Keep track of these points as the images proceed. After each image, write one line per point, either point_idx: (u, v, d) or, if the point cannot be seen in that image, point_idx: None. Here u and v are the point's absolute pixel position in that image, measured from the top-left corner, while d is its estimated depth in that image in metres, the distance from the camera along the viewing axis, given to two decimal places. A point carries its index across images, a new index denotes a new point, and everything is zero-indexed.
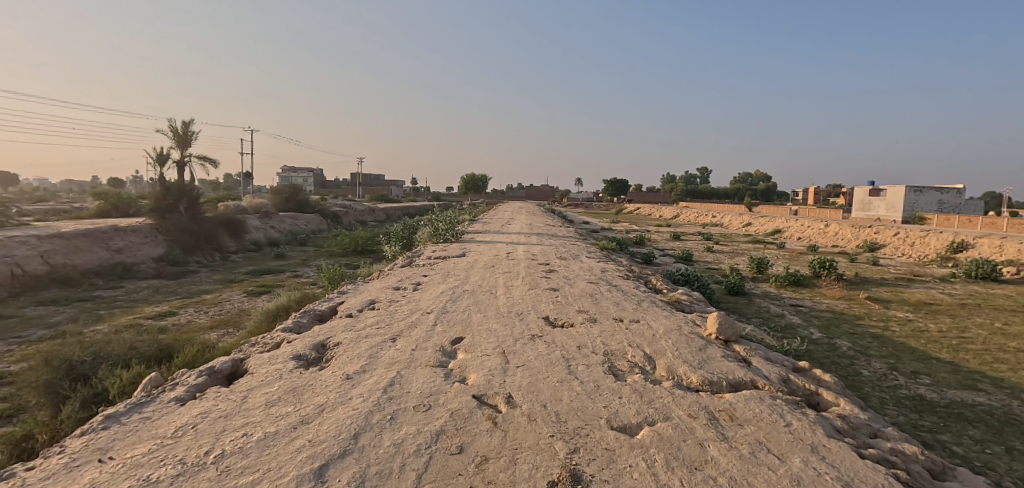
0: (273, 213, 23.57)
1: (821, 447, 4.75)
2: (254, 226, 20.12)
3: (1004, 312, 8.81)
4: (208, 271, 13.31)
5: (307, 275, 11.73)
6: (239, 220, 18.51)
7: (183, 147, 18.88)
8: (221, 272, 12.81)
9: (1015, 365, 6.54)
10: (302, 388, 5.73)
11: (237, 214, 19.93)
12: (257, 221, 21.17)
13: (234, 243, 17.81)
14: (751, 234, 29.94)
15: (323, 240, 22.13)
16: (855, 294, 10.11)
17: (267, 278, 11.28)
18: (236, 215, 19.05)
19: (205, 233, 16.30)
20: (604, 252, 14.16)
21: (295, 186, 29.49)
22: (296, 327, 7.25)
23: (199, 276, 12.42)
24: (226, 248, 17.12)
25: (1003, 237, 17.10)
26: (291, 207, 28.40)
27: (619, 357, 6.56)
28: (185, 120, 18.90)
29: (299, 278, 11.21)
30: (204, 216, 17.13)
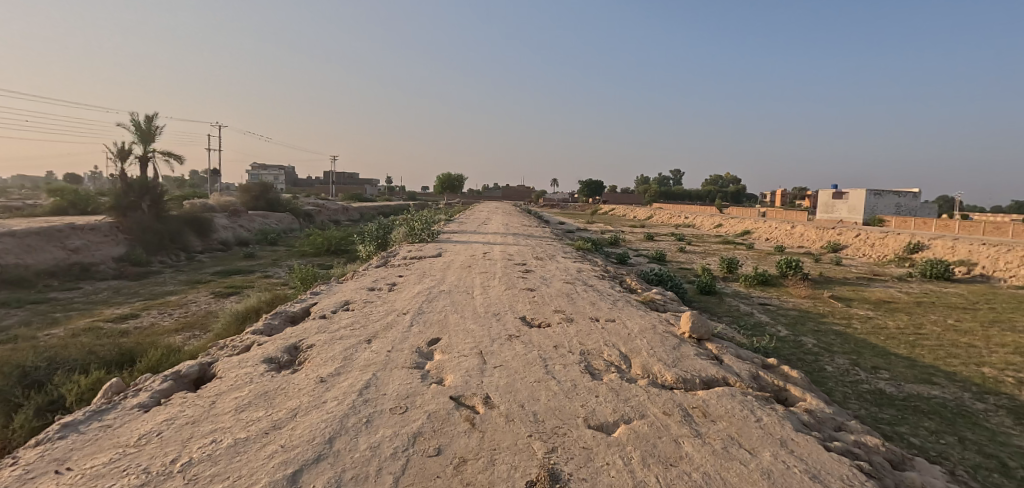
0: (241, 211, 22.82)
1: (790, 441, 4.93)
2: (222, 225, 19.44)
3: (956, 309, 9.34)
4: (173, 272, 12.80)
5: (278, 276, 11.40)
6: (205, 219, 17.85)
7: (147, 143, 18.10)
8: (186, 273, 12.33)
9: (966, 359, 6.94)
10: (274, 392, 5.58)
11: (203, 212, 19.21)
12: (224, 219, 20.48)
13: (200, 242, 17.16)
14: (722, 235, 30.80)
15: (294, 239, 21.57)
16: (820, 292, 10.52)
17: (236, 278, 10.91)
18: (201, 213, 18.36)
19: (169, 232, 15.65)
20: (579, 252, 14.28)
21: (265, 184, 28.70)
22: (267, 329, 7.04)
23: (163, 277, 11.91)
24: (192, 247, 16.48)
25: (955, 238, 18.12)
26: (260, 206, 27.55)
27: (594, 356, 6.64)
28: (148, 115, 18.13)
29: (270, 279, 10.90)
30: (167, 214, 16.46)
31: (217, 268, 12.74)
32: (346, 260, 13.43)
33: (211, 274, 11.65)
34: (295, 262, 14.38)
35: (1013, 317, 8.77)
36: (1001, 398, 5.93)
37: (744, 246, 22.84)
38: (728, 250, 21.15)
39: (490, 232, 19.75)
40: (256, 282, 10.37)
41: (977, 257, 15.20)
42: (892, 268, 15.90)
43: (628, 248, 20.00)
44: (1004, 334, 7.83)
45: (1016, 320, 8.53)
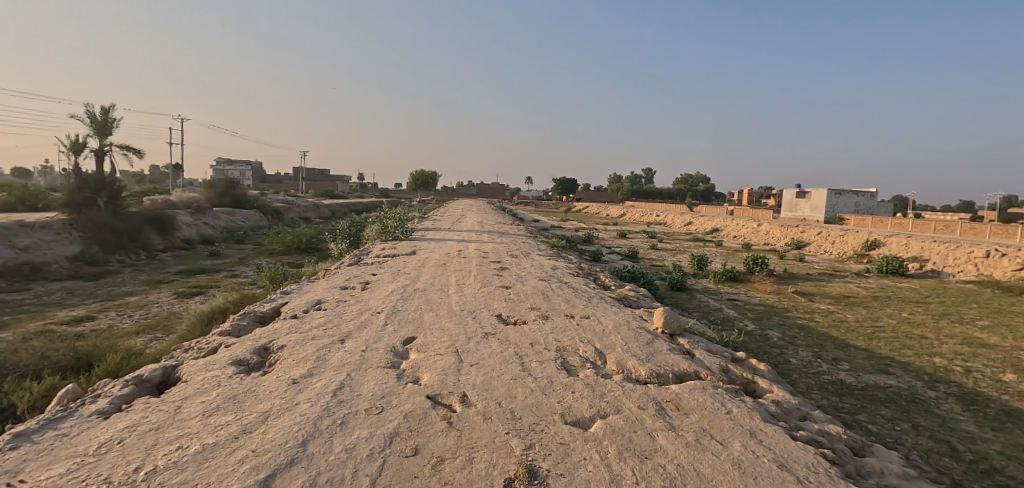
0: (206, 208, 21.92)
1: (759, 431, 5.12)
2: (184, 222, 18.67)
3: (910, 303, 9.88)
4: (132, 271, 12.23)
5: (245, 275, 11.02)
6: (167, 216, 17.07)
7: (103, 136, 17.17)
8: (146, 272, 11.78)
9: (920, 350, 7.36)
10: (243, 395, 5.41)
11: (164, 209, 18.38)
12: (187, 216, 19.68)
13: (162, 240, 16.42)
14: (691, 233, 31.63)
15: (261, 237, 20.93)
16: (784, 288, 10.95)
17: (200, 278, 10.50)
18: (162, 209, 17.55)
19: (129, 230, 14.91)
20: (554, 250, 14.41)
21: (231, 180, 27.74)
22: (235, 330, 6.81)
23: (121, 277, 11.34)
24: (153, 245, 15.76)
25: (908, 236, 19.16)
26: (226, 202, 26.56)
27: (570, 352, 6.71)
28: (104, 106, 17.19)
29: (236, 278, 10.53)
30: (125, 211, 15.70)
31: (180, 267, 12.22)
32: (318, 259, 13.12)
33: (173, 273, 11.17)
34: (263, 260, 13.94)
35: (961, 310, 9.34)
36: (950, 386, 6.32)
37: (713, 243, 23.51)
38: (698, 247, 21.69)
39: (465, 230, 19.64)
40: (222, 282, 10.00)
41: (928, 254, 16.10)
42: (851, 264, 16.66)
43: (602, 246, 20.23)
44: (953, 326, 8.34)
45: (964, 313, 9.09)
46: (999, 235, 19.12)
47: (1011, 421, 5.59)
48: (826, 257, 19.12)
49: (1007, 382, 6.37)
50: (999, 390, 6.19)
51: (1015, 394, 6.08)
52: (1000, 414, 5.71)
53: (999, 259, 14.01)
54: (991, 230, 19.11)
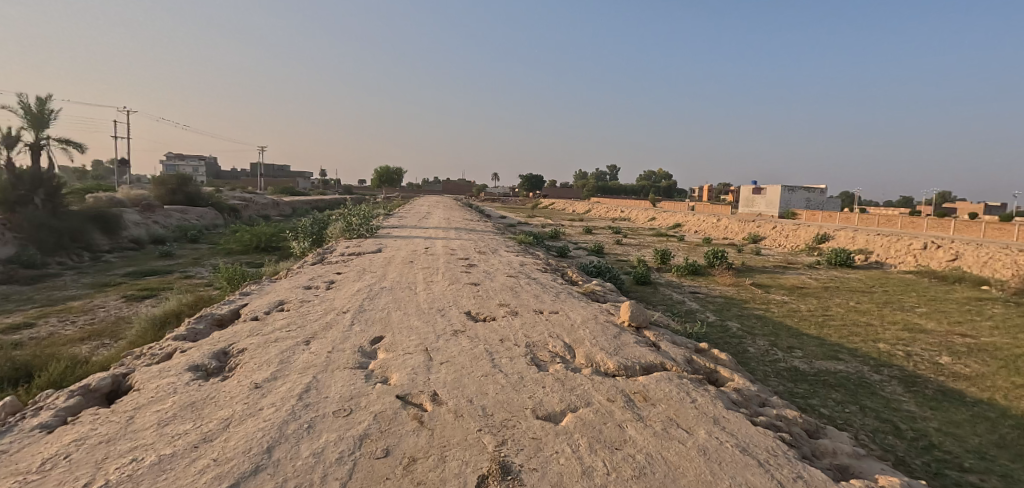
0: (155, 206, 20.77)
1: (721, 418, 5.34)
2: (132, 221, 17.59)
3: (857, 292, 10.51)
4: (74, 274, 11.43)
5: (200, 276, 10.49)
6: (113, 215, 16.07)
7: (39, 130, 15.92)
8: (90, 275, 11.04)
9: (866, 337, 7.85)
10: (202, 402, 5.17)
11: (109, 207, 17.29)
12: (135, 215, 18.54)
13: (108, 241, 15.42)
14: (654, 228, 32.51)
15: (215, 236, 19.97)
16: (743, 280, 11.42)
17: (151, 279, 9.93)
18: (106, 208, 16.50)
19: (70, 230, 13.91)
20: (522, 246, 14.47)
21: (182, 176, 26.35)
22: (191, 334, 6.49)
23: (62, 280, 10.58)
24: (98, 246, 14.77)
25: (855, 230, 20.35)
26: (178, 200, 25.21)
27: (540, 348, 6.78)
28: (40, 97, 15.94)
29: (191, 279, 10.03)
30: (66, 210, 14.63)
31: (128, 269, 11.53)
32: (279, 258, 12.66)
33: (120, 275, 10.52)
34: (219, 260, 13.33)
35: (903, 298, 10.01)
36: (893, 370, 6.78)
37: (675, 238, 24.24)
38: (661, 242, 22.30)
39: (432, 227, 19.41)
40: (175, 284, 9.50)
41: (872, 247, 17.15)
42: (803, 257, 17.54)
43: (569, 241, 20.48)
44: (895, 314, 8.94)
45: (905, 301, 9.75)
46: (934, 229, 20.53)
47: (946, 400, 6.06)
48: (780, 251, 20.04)
49: (942, 365, 6.89)
50: (936, 372, 6.70)
51: (950, 375, 6.60)
52: (937, 394, 6.18)
53: (935, 251, 15.07)
54: (927, 224, 20.55)
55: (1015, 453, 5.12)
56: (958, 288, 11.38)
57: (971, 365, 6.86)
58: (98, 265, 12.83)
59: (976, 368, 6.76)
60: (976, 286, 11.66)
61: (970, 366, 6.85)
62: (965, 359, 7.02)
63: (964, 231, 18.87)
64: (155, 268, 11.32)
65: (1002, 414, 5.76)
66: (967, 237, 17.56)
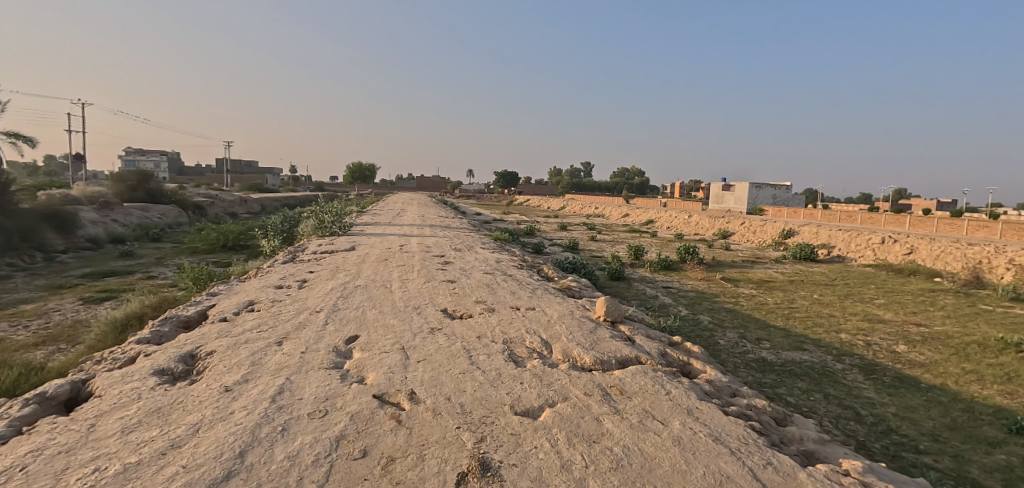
0: (113, 204, 19.84)
1: (695, 409, 5.49)
2: (90, 220, 16.74)
3: (821, 285, 10.96)
4: (25, 275, 10.80)
5: (163, 276, 10.08)
6: (68, 213, 15.26)
7: None
8: (42, 276, 10.45)
9: (829, 327, 8.21)
10: (169, 407, 4.97)
11: (63, 205, 16.43)
12: (93, 213, 17.64)
13: (63, 240, 14.63)
14: (627, 224, 33.08)
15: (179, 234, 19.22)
16: (713, 275, 11.75)
17: (111, 280, 9.49)
18: (60, 206, 15.67)
19: (21, 229, 13.13)
20: (497, 243, 14.48)
21: (143, 171, 25.26)
22: (155, 337, 6.23)
23: (12, 281, 9.99)
24: (52, 246, 14.00)
25: (818, 226, 21.19)
26: (138, 197, 24.18)
27: (517, 344, 6.81)
28: None
29: (154, 279, 9.63)
30: (15, 208, 13.81)
31: (85, 270, 11.00)
32: (247, 257, 12.28)
33: (76, 276, 10.02)
34: (183, 259, 12.84)
35: (863, 291, 10.49)
36: (854, 358, 7.11)
37: (647, 234, 24.70)
38: (633, 238, 22.69)
39: (407, 224, 19.18)
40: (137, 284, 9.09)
41: (834, 241, 17.88)
42: (770, 252, 18.16)
43: (544, 238, 20.59)
44: (856, 305, 9.36)
45: (865, 293, 10.22)
46: (891, 224, 21.51)
47: (902, 386, 6.41)
48: (748, 246, 20.69)
49: (899, 353, 7.27)
50: (894, 360, 7.06)
51: (906, 362, 6.98)
52: (894, 380, 6.53)
53: (892, 245, 15.82)
54: (885, 219, 21.54)
55: (965, 435, 5.45)
56: (914, 280, 12.00)
57: (925, 353, 7.26)
58: (51, 265, 12.16)
59: (930, 356, 7.16)
60: (930, 278, 12.32)
61: (924, 353, 7.25)
62: (920, 347, 7.43)
63: (919, 226, 19.82)
64: (114, 268, 10.80)
65: (953, 398, 6.13)
66: (921, 232, 18.48)
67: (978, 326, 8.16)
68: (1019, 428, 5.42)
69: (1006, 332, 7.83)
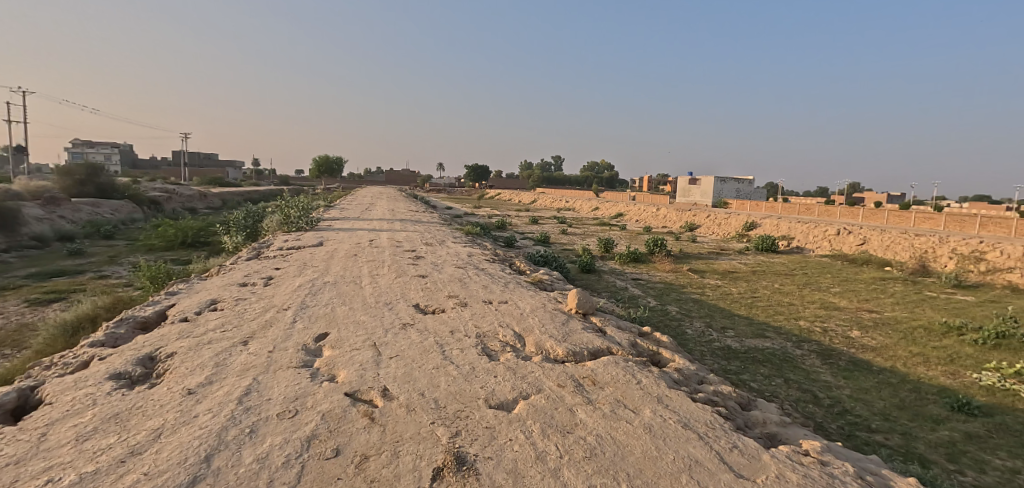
0: (60, 198, 18.61)
1: (665, 397, 5.64)
2: (34, 216, 15.74)
3: (782, 275, 11.43)
4: None
5: (118, 275, 9.57)
6: (9, 209, 14.29)
7: None
8: None
9: (789, 315, 8.59)
10: (128, 412, 4.74)
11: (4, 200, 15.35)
12: (37, 209, 16.58)
13: (5, 238, 13.69)
14: (597, 217, 33.58)
15: (133, 231, 18.33)
16: (680, 266, 12.07)
17: (60, 280, 8.96)
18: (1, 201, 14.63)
19: None
20: (469, 237, 14.42)
21: (93, 165, 23.97)
22: (110, 340, 5.91)
23: None
24: None
25: (779, 218, 22.05)
26: (87, 192, 22.94)
27: (490, 338, 6.82)
28: None
29: (108, 279, 9.14)
30: None
31: (31, 269, 10.33)
32: (209, 254, 11.81)
33: (20, 276, 9.40)
34: (139, 257, 12.24)
35: (820, 280, 11.00)
36: (812, 344, 7.47)
37: (617, 227, 25.16)
38: (603, 231, 23.05)
39: (376, 219, 18.83)
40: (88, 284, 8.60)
41: (793, 233, 18.66)
42: (734, 243, 18.78)
43: (515, 231, 20.65)
44: (814, 294, 9.81)
45: (822, 282, 10.73)
46: (846, 216, 22.57)
47: (856, 369, 6.77)
48: (713, 238, 21.33)
49: (853, 338, 7.68)
50: (848, 344, 7.46)
51: (859, 347, 7.37)
52: (849, 364, 6.89)
53: (846, 236, 16.63)
54: (840, 212, 22.60)
55: (912, 413, 5.82)
56: (866, 269, 12.67)
57: (877, 337, 7.69)
58: None
59: (881, 340, 7.60)
60: (882, 267, 13.04)
61: (875, 338, 7.68)
62: (871, 332, 7.87)
63: (871, 218, 20.89)
64: (63, 268, 10.19)
65: (902, 379, 6.52)
66: (873, 224, 19.48)
67: (924, 312, 8.70)
68: (960, 405, 5.83)
69: (949, 316, 8.39)
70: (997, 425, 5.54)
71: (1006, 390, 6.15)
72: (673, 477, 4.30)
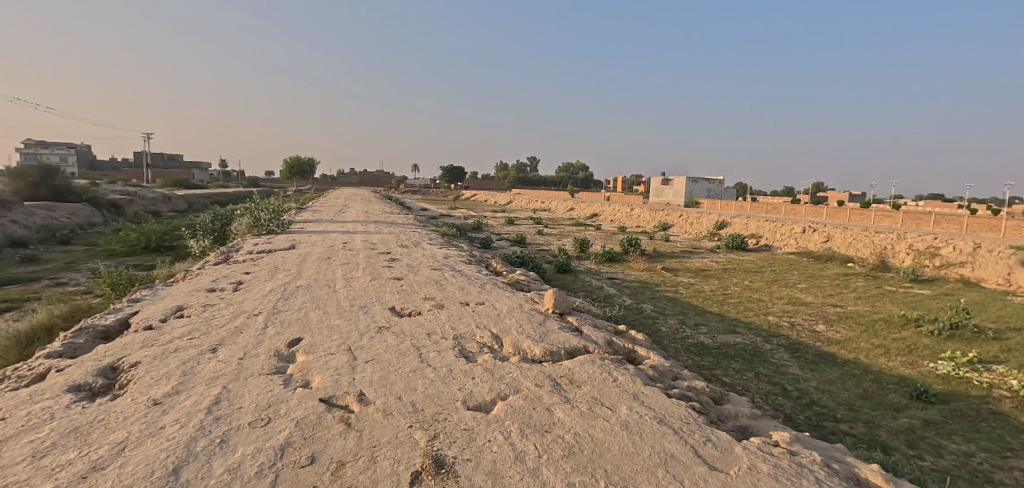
0: (11, 202, 17.63)
1: (640, 394, 5.72)
2: None
3: (752, 273, 11.76)
4: None
5: (75, 282, 9.13)
6: None
7: None
8: None
9: (758, 311, 8.85)
10: (90, 425, 4.52)
11: None
12: None
13: None
14: (573, 217, 33.89)
15: (93, 235, 17.58)
16: (654, 265, 12.28)
17: (13, 288, 8.50)
18: None
19: None
20: (445, 238, 14.32)
21: (48, 167, 22.91)
22: (68, 350, 5.63)
23: None
24: None
25: (748, 217, 22.71)
26: (42, 194, 21.87)
27: (468, 339, 6.79)
28: None
29: (65, 286, 8.71)
30: None
31: None
32: (174, 259, 11.40)
33: None
34: (100, 263, 11.72)
35: (788, 276, 11.38)
36: (781, 338, 7.72)
37: (592, 227, 25.45)
38: (579, 231, 23.25)
39: (350, 221, 18.53)
40: (43, 292, 8.18)
41: (762, 231, 19.22)
42: (706, 242, 19.24)
43: (491, 232, 20.66)
44: (782, 290, 10.14)
45: (789, 279, 11.09)
46: (810, 215, 23.39)
47: (822, 362, 7.03)
48: (686, 237, 21.77)
49: (819, 331, 7.98)
50: (815, 338, 7.74)
51: (825, 340, 7.66)
52: (815, 357, 7.15)
53: (811, 234, 17.24)
54: (805, 210, 23.39)
55: (874, 402, 6.07)
56: (831, 266, 13.17)
57: (841, 330, 8.00)
58: None
59: (845, 333, 7.91)
60: (844, 264, 13.58)
61: (840, 331, 7.99)
62: (836, 326, 8.18)
63: (834, 216, 21.71)
64: (16, 275, 9.67)
65: (864, 370, 6.80)
66: (836, 222, 20.22)
67: (884, 305, 9.10)
68: (918, 394, 6.11)
69: (908, 309, 8.79)
70: (953, 411, 5.84)
71: (960, 378, 6.49)
72: (650, 472, 4.36)
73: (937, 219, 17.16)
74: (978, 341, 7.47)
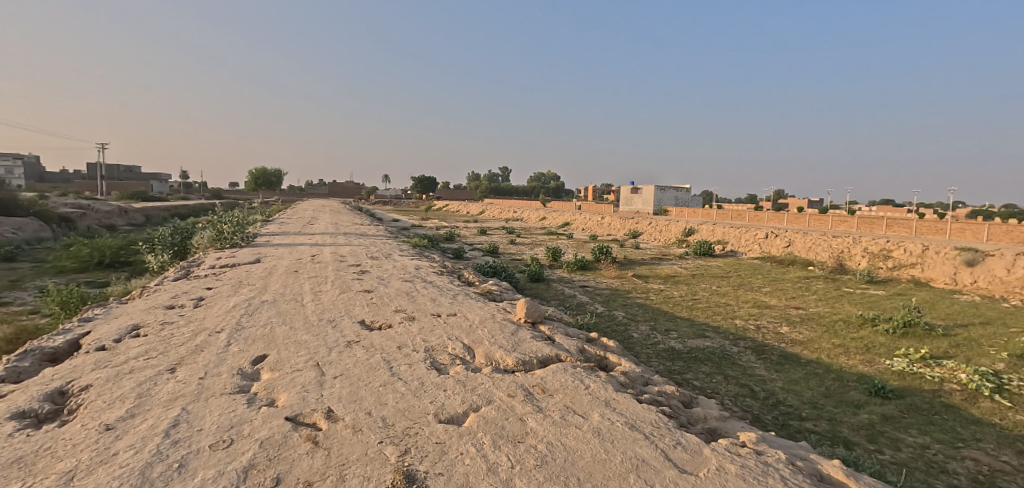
0: None
1: (612, 400, 5.76)
2: None
3: (719, 278, 12.11)
4: None
5: (20, 301, 8.56)
6: None
7: None
8: None
9: (726, 315, 9.12)
10: (35, 454, 4.21)
11: None
12: None
13: None
14: (544, 227, 34.21)
15: (41, 250, 16.61)
16: (624, 272, 12.48)
17: None
18: None
19: None
20: (416, 249, 14.16)
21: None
22: (12, 374, 5.25)
23: None
24: None
25: (713, 224, 23.43)
26: None
27: (439, 351, 6.69)
28: None
29: (9, 305, 8.16)
30: None
31: None
32: (130, 275, 10.85)
33: None
34: (48, 280, 11.04)
35: (753, 281, 11.77)
36: (747, 341, 7.96)
37: (564, 236, 25.71)
38: (551, 240, 23.44)
39: (319, 233, 18.10)
40: None
41: (727, 238, 19.85)
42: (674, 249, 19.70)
43: (464, 243, 20.57)
44: (748, 294, 10.48)
45: (755, 283, 11.48)
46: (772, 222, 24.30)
47: (787, 362, 7.28)
48: (656, 244, 22.27)
49: (783, 333, 8.27)
50: (780, 339, 8.02)
51: (789, 341, 7.94)
52: (781, 358, 7.40)
53: (773, 240, 17.91)
54: (767, 217, 24.31)
55: (836, 400, 6.32)
56: (793, 269, 13.72)
57: (804, 331, 8.33)
58: None
59: (808, 334, 8.23)
60: (805, 267, 14.17)
61: (803, 332, 8.31)
62: (800, 327, 8.51)
63: (794, 222, 22.62)
64: None
65: (826, 369, 7.08)
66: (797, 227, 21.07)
67: (844, 306, 9.52)
68: (876, 390, 6.40)
69: (866, 309, 9.23)
70: (908, 405, 6.14)
71: (914, 373, 6.83)
72: (622, 478, 4.38)
73: (889, 223, 18.10)
74: (929, 337, 7.91)
